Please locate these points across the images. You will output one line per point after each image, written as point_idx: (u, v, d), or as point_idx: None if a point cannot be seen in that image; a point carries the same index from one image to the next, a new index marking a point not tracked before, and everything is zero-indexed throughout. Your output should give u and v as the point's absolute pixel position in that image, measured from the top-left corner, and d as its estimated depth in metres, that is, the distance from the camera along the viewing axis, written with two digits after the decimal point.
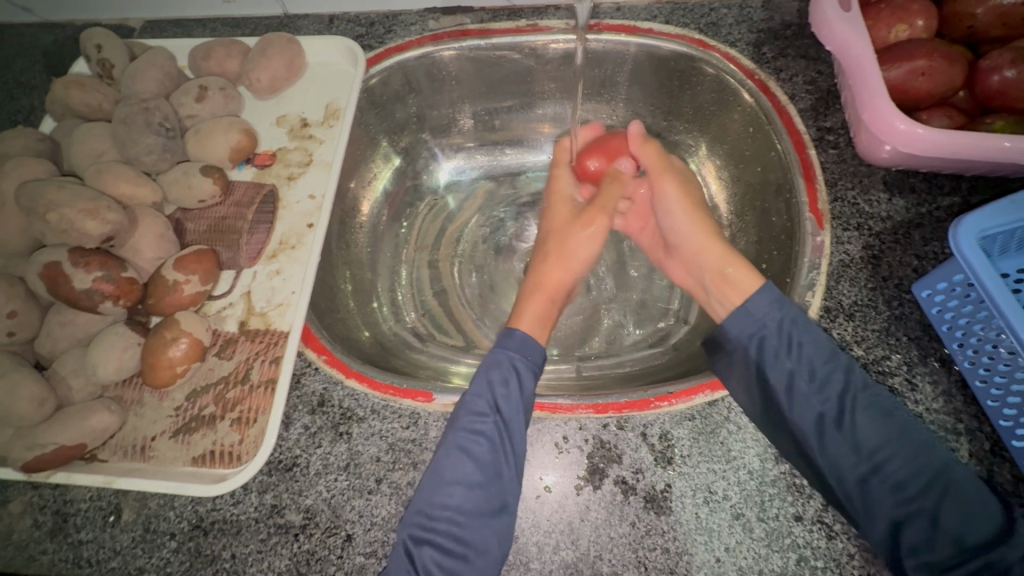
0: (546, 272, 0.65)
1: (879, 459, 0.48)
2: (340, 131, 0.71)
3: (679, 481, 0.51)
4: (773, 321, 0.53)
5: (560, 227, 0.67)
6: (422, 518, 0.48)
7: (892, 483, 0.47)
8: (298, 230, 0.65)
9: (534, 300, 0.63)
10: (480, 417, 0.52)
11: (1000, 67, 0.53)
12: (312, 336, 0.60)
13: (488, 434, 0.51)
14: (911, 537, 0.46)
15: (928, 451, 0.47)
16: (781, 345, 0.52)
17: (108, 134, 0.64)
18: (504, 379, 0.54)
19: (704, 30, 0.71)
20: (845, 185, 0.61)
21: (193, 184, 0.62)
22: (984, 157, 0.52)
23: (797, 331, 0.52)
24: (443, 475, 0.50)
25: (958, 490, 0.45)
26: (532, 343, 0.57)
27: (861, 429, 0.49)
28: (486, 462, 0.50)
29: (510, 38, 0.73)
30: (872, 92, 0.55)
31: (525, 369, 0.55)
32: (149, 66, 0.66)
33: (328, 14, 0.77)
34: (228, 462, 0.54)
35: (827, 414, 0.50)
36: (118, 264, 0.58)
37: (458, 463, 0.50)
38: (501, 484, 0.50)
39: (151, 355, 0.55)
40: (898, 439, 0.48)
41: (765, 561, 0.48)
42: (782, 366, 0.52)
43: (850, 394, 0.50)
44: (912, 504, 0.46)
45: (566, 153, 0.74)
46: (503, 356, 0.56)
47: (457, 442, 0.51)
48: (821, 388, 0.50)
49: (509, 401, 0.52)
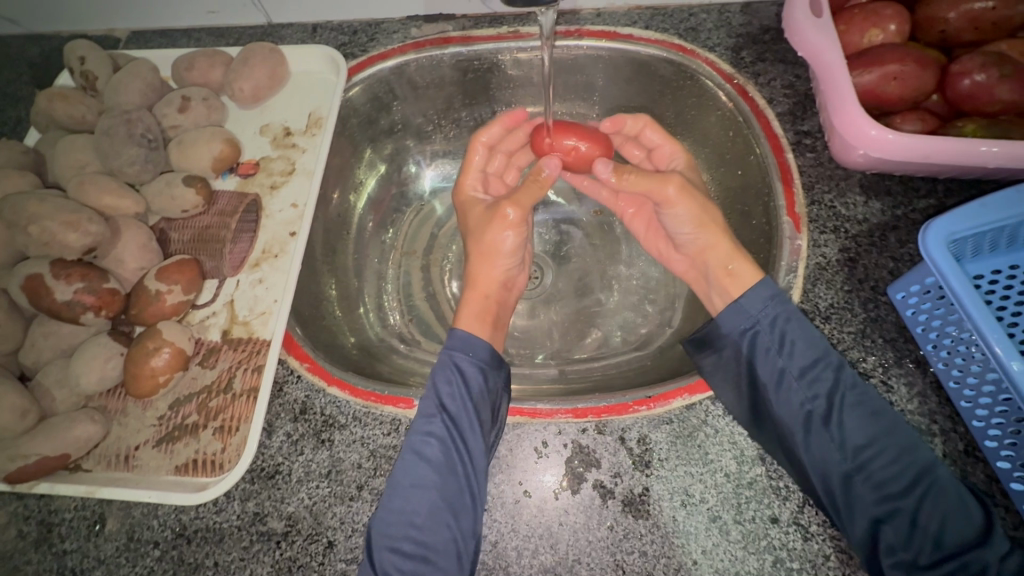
0: (475, 275, 0.66)
1: (863, 456, 0.49)
2: (323, 140, 0.71)
3: (656, 485, 0.51)
4: (766, 320, 0.54)
5: (473, 227, 0.68)
6: (382, 523, 0.49)
7: (874, 480, 0.48)
8: (281, 238, 0.66)
9: (468, 301, 0.64)
10: (428, 419, 0.53)
11: (971, 71, 0.54)
12: (294, 344, 0.60)
13: (437, 434, 0.52)
14: (890, 534, 0.47)
15: (912, 449, 0.47)
16: (773, 341, 0.53)
17: (91, 145, 0.64)
18: (448, 379, 0.55)
19: (684, 36, 0.71)
20: (822, 188, 0.61)
21: (176, 194, 0.63)
22: (955, 160, 0.52)
23: (791, 329, 0.53)
24: (403, 479, 0.51)
25: (941, 490, 0.46)
26: (473, 338, 0.58)
27: (846, 426, 0.50)
28: (439, 461, 0.51)
29: (491, 45, 0.73)
30: (843, 97, 0.55)
31: (469, 367, 0.56)
32: (131, 77, 0.67)
33: (312, 23, 0.77)
34: (210, 471, 0.55)
35: (813, 412, 0.51)
36: (100, 275, 0.58)
37: (410, 464, 0.51)
38: (457, 483, 0.51)
39: (134, 365, 0.56)
40: (883, 437, 0.48)
41: (741, 563, 0.48)
42: (772, 360, 0.53)
43: (839, 392, 0.50)
44: (894, 501, 0.47)
45: (479, 150, 0.71)
46: (447, 357, 0.57)
47: (411, 446, 0.52)
48: (809, 385, 0.51)
49: (453, 400, 0.54)
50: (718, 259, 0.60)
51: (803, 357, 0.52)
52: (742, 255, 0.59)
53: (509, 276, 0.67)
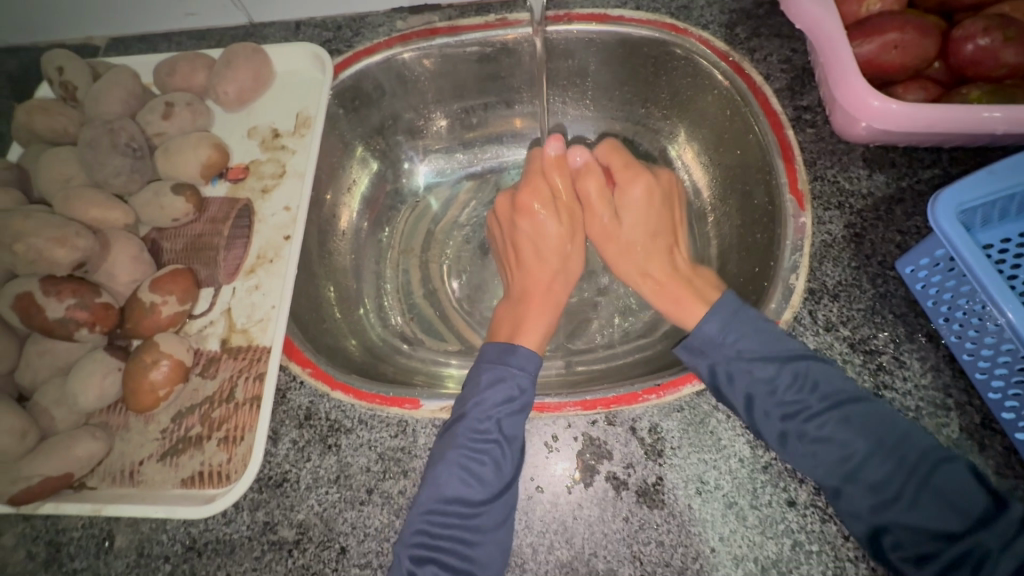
0: (536, 282, 0.64)
1: (853, 464, 0.46)
2: (312, 140, 0.69)
3: (670, 474, 0.50)
4: (732, 343, 0.52)
5: (546, 233, 0.65)
6: (422, 539, 0.48)
7: (868, 486, 0.45)
8: (275, 243, 0.64)
9: (532, 313, 0.62)
10: (481, 436, 0.50)
11: (974, 35, 0.53)
12: (295, 350, 0.59)
13: (489, 453, 0.50)
14: (897, 534, 0.44)
15: (902, 443, 0.46)
16: (731, 367, 0.51)
17: (74, 157, 0.63)
18: (508, 397, 0.52)
19: (676, 14, 0.69)
20: (825, 163, 0.60)
21: (165, 203, 0.62)
22: (959, 128, 0.51)
23: (743, 351, 0.52)
24: (444, 490, 0.49)
25: (941, 481, 0.44)
26: (532, 357, 0.55)
27: (828, 436, 0.47)
28: (489, 481, 0.49)
29: (480, 35, 0.72)
30: (842, 70, 0.54)
31: (526, 383, 0.54)
32: (112, 86, 0.65)
33: (295, 20, 0.76)
34: (217, 482, 0.54)
35: (790, 428, 0.49)
36: (92, 290, 0.57)
37: (459, 482, 0.49)
38: (505, 502, 0.49)
39: (132, 380, 0.55)
40: (865, 442, 0.46)
41: (759, 548, 0.47)
42: (738, 383, 0.51)
43: (811, 405, 0.49)
44: (895, 504, 0.45)
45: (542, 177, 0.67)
46: (504, 370, 0.54)
47: (458, 462, 0.50)
48: (780, 403, 0.49)
49: (510, 418, 0.51)
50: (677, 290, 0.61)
51: (763, 378, 0.50)
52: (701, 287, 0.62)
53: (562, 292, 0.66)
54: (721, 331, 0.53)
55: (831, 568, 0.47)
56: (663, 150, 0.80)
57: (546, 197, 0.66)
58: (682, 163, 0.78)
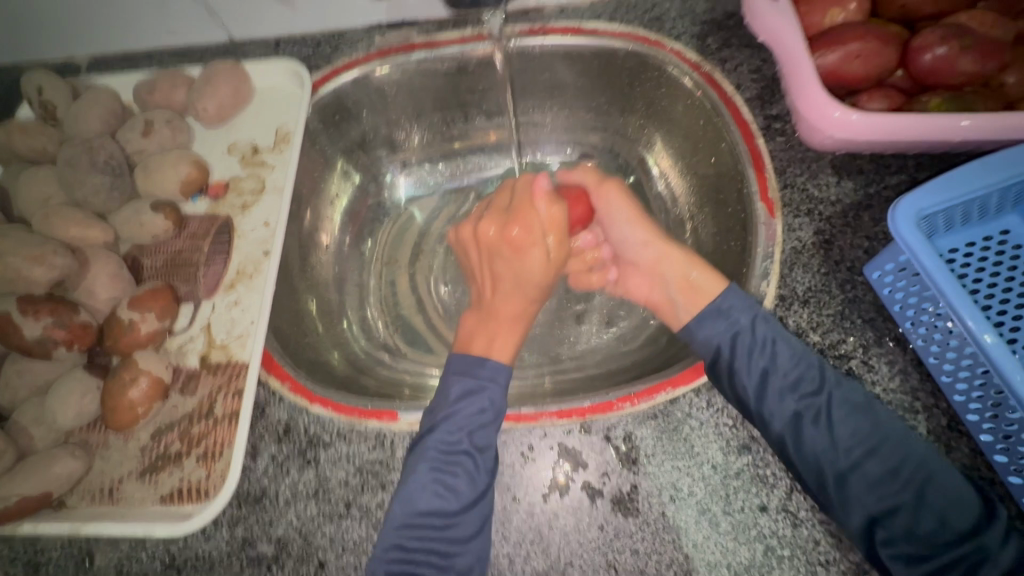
0: (507, 308, 0.60)
1: (858, 456, 0.48)
2: (291, 155, 0.70)
3: (644, 481, 0.51)
4: (746, 321, 0.53)
5: (527, 268, 0.60)
6: (400, 551, 0.49)
7: (870, 479, 0.47)
8: (254, 258, 0.65)
9: (505, 326, 0.60)
10: (453, 449, 0.51)
11: (932, 45, 0.54)
12: (274, 365, 0.60)
13: (462, 465, 0.51)
14: (890, 530, 0.46)
15: (910, 438, 0.47)
16: (754, 343, 0.52)
17: (54, 177, 0.63)
18: (480, 409, 0.54)
19: (649, 26, 0.71)
20: (794, 171, 0.61)
21: (144, 221, 0.63)
22: (921, 135, 0.52)
23: (769, 330, 0.52)
24: (429, 498, 0.50)
25: (942, 483, 0.46)
26: (501, 368, 0.57)
27: (838, 425, 0.49)
28: (462, 492, 0.50)
29: (457, 49, 0.73)
30: (804, 81, 0.55)
31: (497, 395, 0.55)
32: (91, 105, 0.66)
33: (275, 37, 0.76)
34: (195, 499, 0.54)
35: (804, 411, 0.49)
36: (70, 309, 0.57)
37: (433, 494, 0.50)
38: (477, 513, 0.50)
39: (111, 397, 0.55)
40: (877, 434, 0.48)
41: (732, 555, 0.48)
42: (758, 361, 0.51)
43: (828, 390, 0.50)
44: (893, 499, 0.46)
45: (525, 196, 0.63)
46: (473, 381, 0.55)
47: (432, 475, 0.51)
48: (794, 386, 0.50)
49: (482, 431, 0.52)
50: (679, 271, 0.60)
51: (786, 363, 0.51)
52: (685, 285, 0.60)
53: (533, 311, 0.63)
54: (741, 308, 0.54)
55: (803, 572, 0.47)
56: (641, 159, 0.81)
57: (529, 227, 0.60)
58: (659, 172, 0.79)
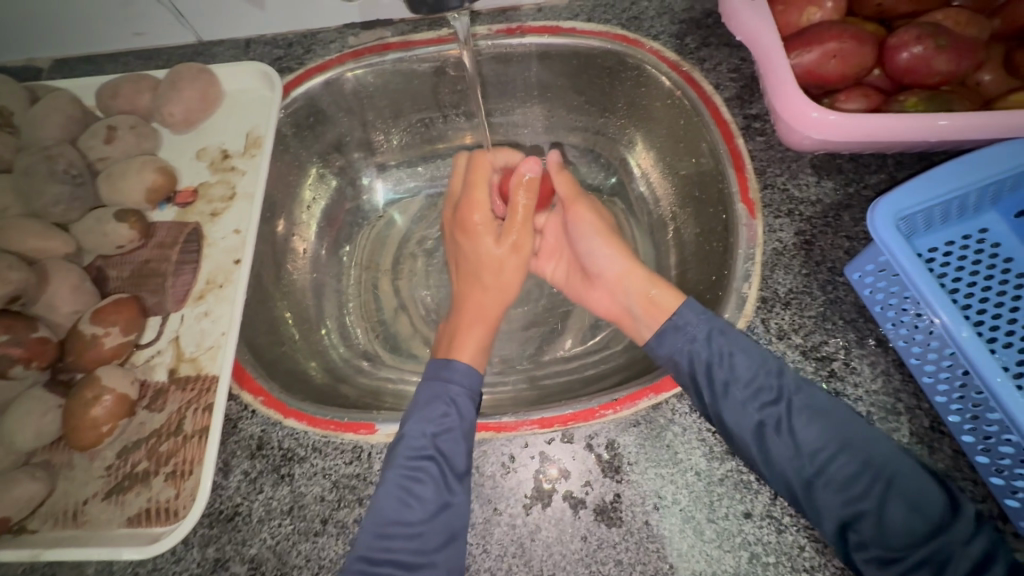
0: (480, 303, 0.63)
1: (822, 460, 0.47)
2: (262, 160, 0.68)
3: (628, 490, 0.50)
4: (701, 335, 0.53)
5: (486, 254, 0.64)
6: (360, 564, 0.47)
7: (836, 483, 0.46)
8: (225, 267, 0.63)
9: (473, 333, 0.61)
10: (417, 454, 0.51)
11: (908, 43, 0.53)
12: (247, 377, 0.58)
13: (428, 472, 0.50)
14: (862, 533, 0.45)
15: (868, 441, 0.46)
16: (711, 356, 0.51)
17: (9, 186, 0.60)
18: (443, 413, 0.53)
19: (627, 26, 0.70)
20: (774, 171, 0.60)
21: (107, 231, 0.60)
22: (899, 135, 0.52)
23: (726, 342, 0.52)
24: (382, 518, 0.48)
25: (906, 481, 0.44)
26: (472, 372, 0.57)
27: (800, 429, 0.48)
28: (429, 499, 0.49)
29: (432, 49, 0.71)
30: (783, 81, 0.54)
31: (464, 398, 0.55)
32: (50, 110, 0.64)
33: (245, 39, 0.74)
34: (164, 519, 0.52)
35: (767, 419, 0.49)
36: (27, 325, 0.55)
37: (397, 503, 0.49)
38: (448, 519, 0.49)
39: (73, 416, 0.53)
40: (836, 437, 0.47)
41: (717, 563, 0.47)
42: (717, 372, 0.50)
43: (786, 397, 0.49)
44: (862, 501, 0.45)
45: (486, 171, 0.66)
46: (441, 386, 0.55)
47: (397, 482, 0.50)
48: (755, 395, 0.50)
49: (447, 436, 0.51)
50: (640, 287, 0.60)
51: (743, 370, 0.50)
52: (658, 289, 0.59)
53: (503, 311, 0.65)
54: (699, 318, 0.54)
55: None
56: (622, 160, 0.80)
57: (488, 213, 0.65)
58: (641, 173, 0.78)
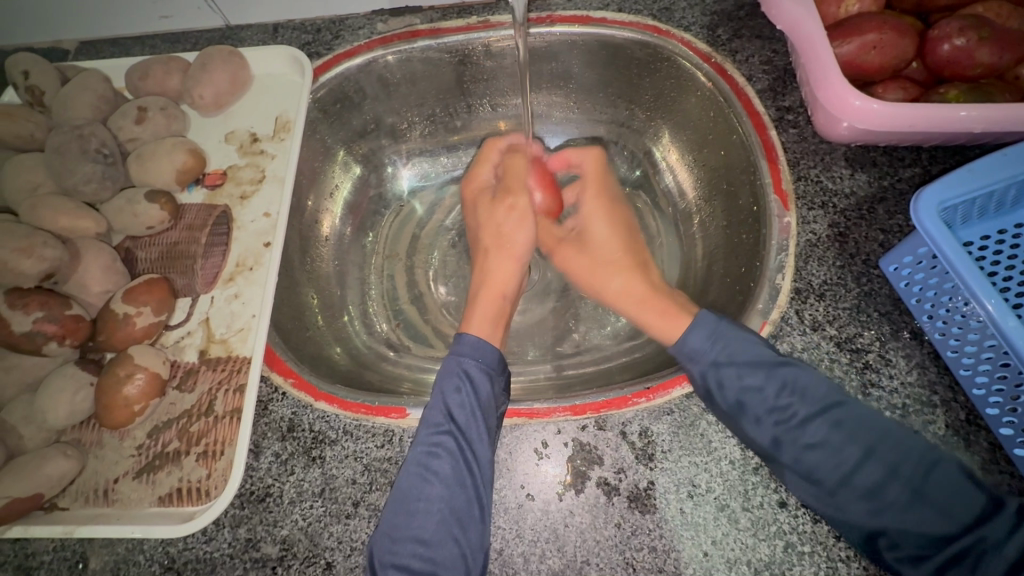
0: (492, 270, 0.66)
1: (847, 469, 0.47)
2: (292, 144, 0.68)
3: (661, 478, 0.50)
4: (708, 360, 0.52)
5: (486, 220, 0.69)
6: (387, 541, 0.47)
7: (862, 490, 0.46)
8: (254, 250, 0.63)
9: (482, 303, 0.64)
10: (435, 429, 0.52)
11: (950, 35, 0.53)
12: (277, 360, 0.57)
13: (445, 445, 0.51)
14: (893, 537, 0.44)
15: (891, 450, 0.46)
16: (715, 381, 0.51)
17: (41, 164, 0.60)
18: (457, 387, 0.54)
19: (658, 16, 0.69)
20: (807, 163, 0.60)
21: (138, 211, 0.60)
22: (939, 127, 0.52)
23: (733, 369, 0.51)
24: (404, 497, 0.49)
25: (937, 479, 0.45)
26: (482, 345, 0.57)
27: (818, 443, 0.48)
28: (447, 473, 0.50)
29: (461, 37, 0.71)
30: (825, 70, 0.54)
31: (478, 372, 0.55)
32: (81, 90, 0.63)
33: (273, 23, 0.74)
34: (197, 499, 0.52)
35: (783, 435, 0.48)
36: (61, 302, 0.55)
37: (419, 480, 0.49)
38: (466, 495, 0.49)
39: (105, 395, 0.53)
40: (858, 446, 0.47)
41: (752, 551, 0.47)
42: (728, 390, 0.50)
43: (803, 412, 0.49)
44: (890, 508, 0.45)
45: (496, 149, 0.72)
46: (454, 363, 0.56)
47: (416, 459, 0.50)
48: (771, 412, 0.49)
49: (461, 407, 0.52)
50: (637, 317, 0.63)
51: (755, 387, 0.50)
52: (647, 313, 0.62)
53: (519, 280, 0.67)
54: (707, 344, 0.53)
55: (823, 569, 0.46)
56: (647, 152, 0.80)
57: (488, 187, 0.71)
58: (667, 166, 0.78)
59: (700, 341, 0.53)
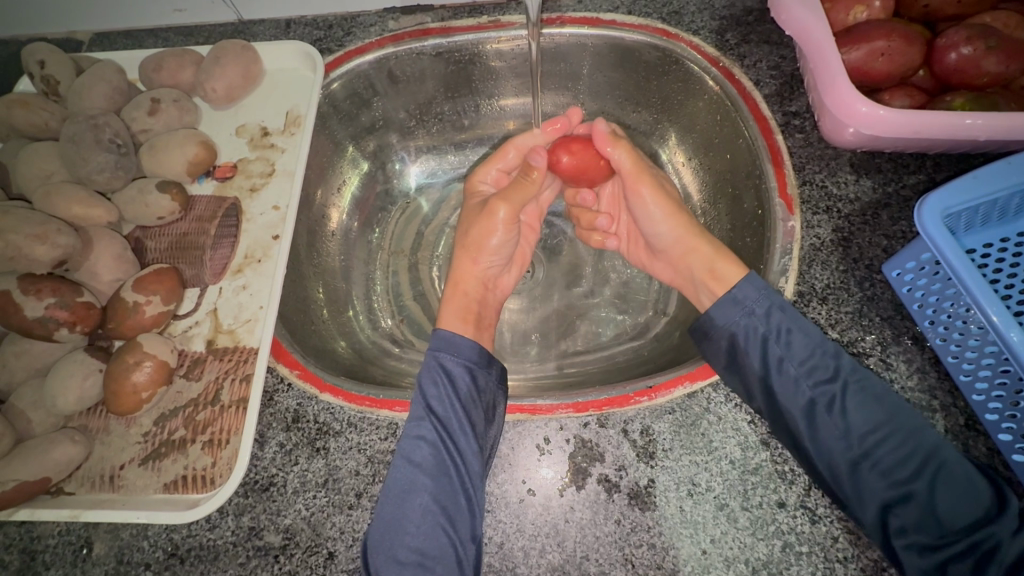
0: (458, 271, 0.66)
1: (869, 443, 0.47)
2: (302, 138, 0.69)
3: (662, 476, 0.50)
4: (761, 309, 0.52)
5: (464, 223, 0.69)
6: (380, 535, 0.48)
7: (881, 466, 0.47)
8: (263, 242, 0.63)
9: (450, 300, 0.64)
10: (416, 422, 0.52)
11: (956, 44, 0.54)
12: (283, 351, 0.58)
13: (427, 438, 0.52)
14: (902, 517, 0.45)
15: (917, 431, 0.46)
16: (769, 331, 0.51)
17: (56, 153, 0.61)
18: (436, 381, 0.54)
19: (667, 20, 0.70)
20: (813, 168, 0.61)
21: (149, 201, 0.61)
22: (944, 134, 0.53)
23: (785, 319, 0.51)
24: (394, 489, 0.50)
25: (949, 470, 0.45)
26: (457, 339, 0.57)
27: (850, 412, 0.48)
28: (430, 464, 0.51)
29: (471, 36, 0.71)
30: (832, 76, 0.55)
31: (456, 367, 0.56)
32: (96, 80, 0.64)
33: (285, 18, 0.74)
34: (202, 487, 0.53)
35: (819, 397, 0.49)
36: (73, 289, 0.56)
37: (404, 473, 0.50)
38: (451, 486, 0.50)
39: (114, 381, 0.54)
40: (888, 423, 0.47)
41: (750, 550, 0.48)
42: (774, 347, 0.51)
43: (842, 377, 0.49)
44: (903, 487, 0.46)
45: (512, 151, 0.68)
46: (431, 359, 0.56)
47: (401, 452, 0.51)
48: (809, 372, 0.50)
49: (440, 402, 0.53)
50: (703, 262, 0.60)
51: (800, 347, 0.51)
52: (724, 256, 0.59)
53: (489, 274, 0.67)
54: (758, 297, 0.53)
55: (821, 569, 0.47)
56: (653, 154, 0.80)
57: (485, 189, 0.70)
58: (673, 168, 0.78)
59: (754, 292, 0.53)
